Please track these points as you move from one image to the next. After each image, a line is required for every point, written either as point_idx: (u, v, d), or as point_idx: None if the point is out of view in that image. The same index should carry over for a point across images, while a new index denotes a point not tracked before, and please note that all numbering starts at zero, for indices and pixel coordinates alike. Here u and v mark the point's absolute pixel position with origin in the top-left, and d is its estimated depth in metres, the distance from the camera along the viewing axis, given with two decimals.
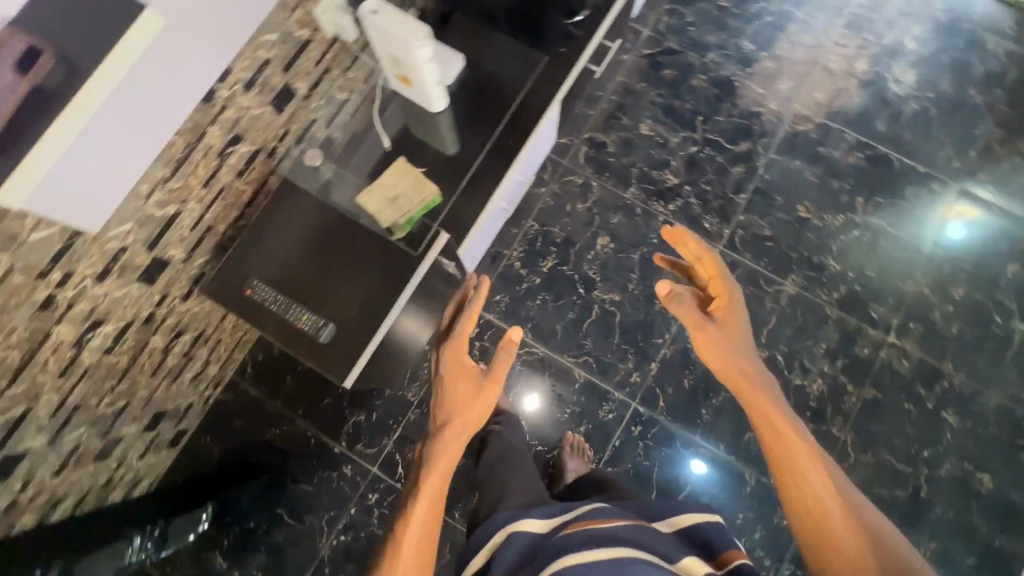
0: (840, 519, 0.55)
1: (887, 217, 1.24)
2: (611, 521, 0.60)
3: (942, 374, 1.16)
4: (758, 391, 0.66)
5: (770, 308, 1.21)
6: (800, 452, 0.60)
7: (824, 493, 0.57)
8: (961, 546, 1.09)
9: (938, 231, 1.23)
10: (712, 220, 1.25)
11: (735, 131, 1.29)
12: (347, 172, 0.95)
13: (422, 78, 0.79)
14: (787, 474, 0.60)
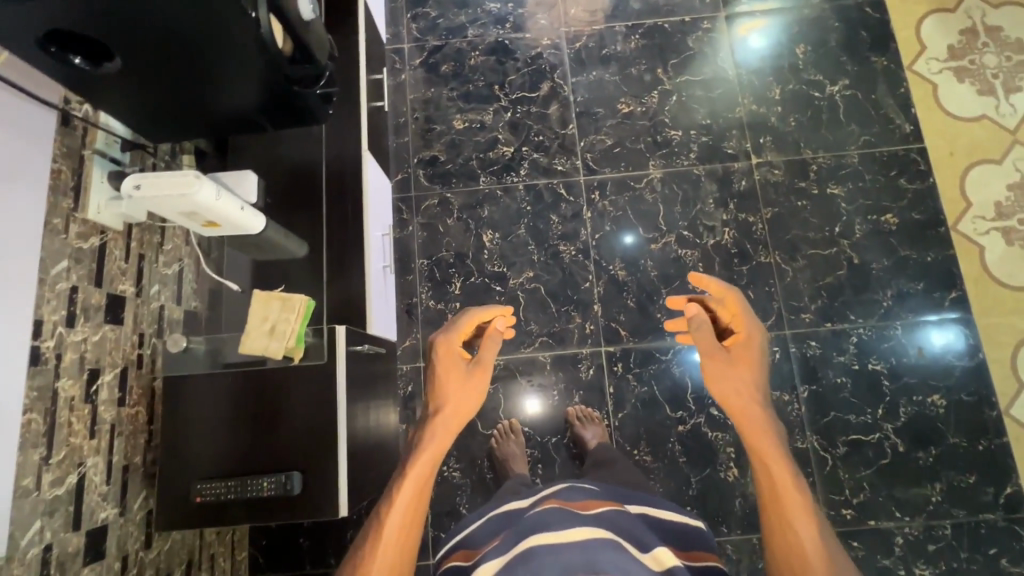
0: (814, 553, 0.46)
1: (688, 70, 1.35)
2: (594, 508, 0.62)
3: (807, 162, 1.28)
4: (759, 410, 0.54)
5: (652, 198, 1.28)
6: (787, 477, 0.50)
7: (799, 515, 0.48)
8: (908, 280, 1.21)
9: (731, 57, 1.35)
10: (561, 160, 1.31)
11: (530, 79, 1.36)
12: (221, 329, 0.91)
13: (222, 215, 0.77)
14: (778, 502, 0.48)
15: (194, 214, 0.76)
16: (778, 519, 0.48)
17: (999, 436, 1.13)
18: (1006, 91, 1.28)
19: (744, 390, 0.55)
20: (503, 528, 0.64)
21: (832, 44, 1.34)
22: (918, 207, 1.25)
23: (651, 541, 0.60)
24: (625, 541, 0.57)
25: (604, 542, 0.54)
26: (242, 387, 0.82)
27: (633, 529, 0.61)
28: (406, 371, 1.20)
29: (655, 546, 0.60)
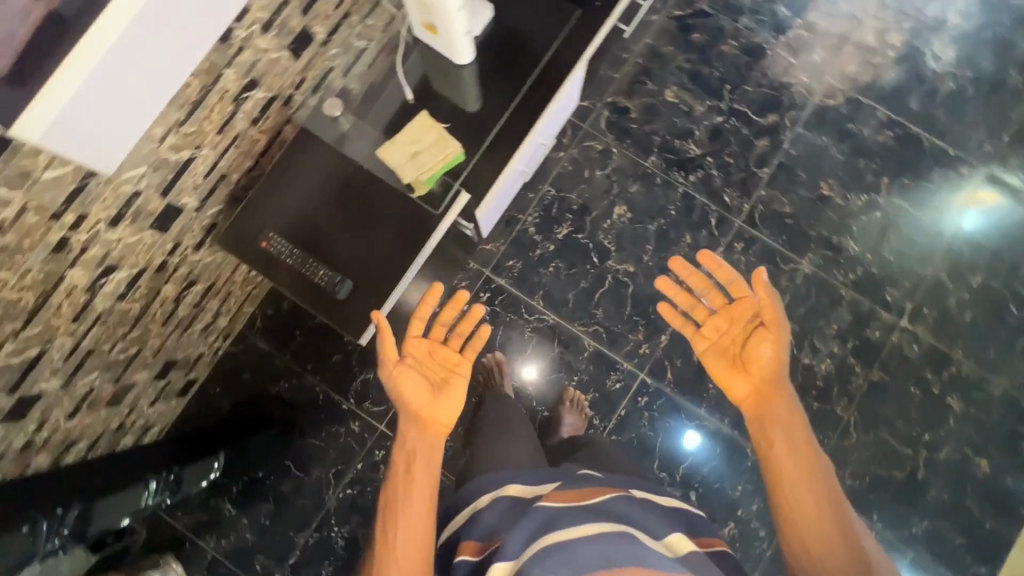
0: (827, 529, 0.60)
1: (911, 199, 1.22)
2: (597, 495, 0.63)
3: (950, 360, 1.16)
4: (788, 411, 0.68)
5: (784, 286, 1.19)
6: (821, 489, 0.62)
7: (827, 540, 0.59)
8: (953, 528, 1.12)
9: (960, 217, 1.21)
10: (733, 194, 1.22)
11: (762, 102, 1.25)
12: (366, 124, 0.91)
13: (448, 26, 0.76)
14: (795, 482, 0.62)
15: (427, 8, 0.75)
16: (798, 527, 0.61)
17: None
18: None
19: (788, 416, 0.68)
20: (512, 517, 0.64)
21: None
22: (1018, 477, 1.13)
23: (661, 528, 0.61)
24: (638, 532, 0.58)
25: (620, 536, 0.55)
26: (353, 184, 0.84)
27: (646, 521, 0.61)
28: (471, 269, 1.20)
29: (666, 534, 0.61)
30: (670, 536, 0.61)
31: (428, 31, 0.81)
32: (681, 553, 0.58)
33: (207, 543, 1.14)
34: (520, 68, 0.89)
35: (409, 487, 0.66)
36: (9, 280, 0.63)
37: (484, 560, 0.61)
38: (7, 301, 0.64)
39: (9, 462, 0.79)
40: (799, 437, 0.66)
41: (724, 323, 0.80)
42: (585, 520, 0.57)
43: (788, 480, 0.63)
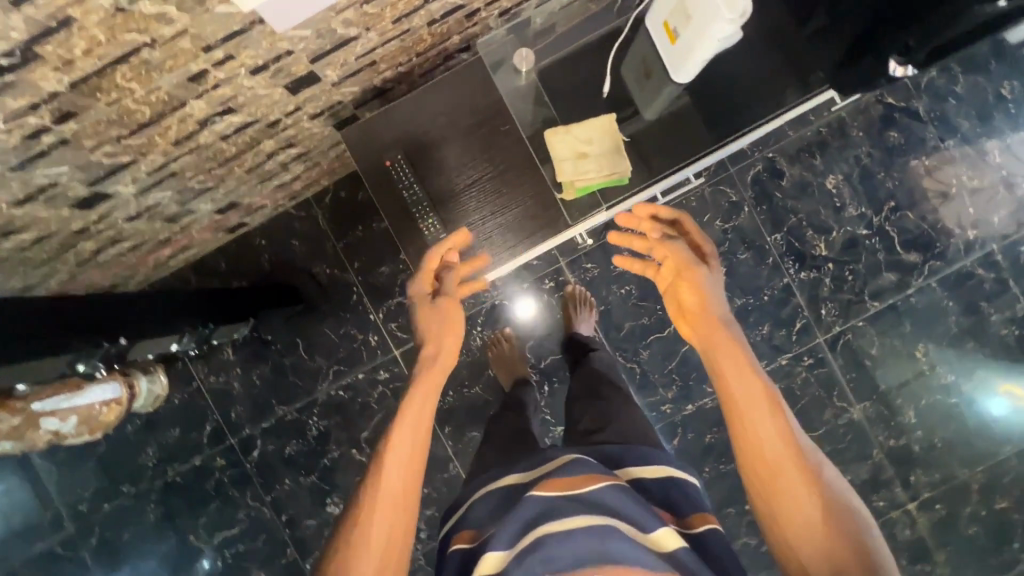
0: (780, 451, 0.53)
1: (989, 401, 1.15)
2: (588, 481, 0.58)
3: (929, 557, 1.16)
4: (722, 346, 0.61)
5: (825, 418, 1.16)
6: (759, 409, 0.55)
7: (796, 490, 0.51)
8: None
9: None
10: (830, 310, 1.15)
11: (915, 237, 1.14)
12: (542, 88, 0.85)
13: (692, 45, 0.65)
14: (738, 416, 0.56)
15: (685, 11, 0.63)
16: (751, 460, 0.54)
17: None
18: None
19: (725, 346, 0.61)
20: (503, 511, 0.61)
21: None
22: None
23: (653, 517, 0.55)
24: (625, 523, 0.53)
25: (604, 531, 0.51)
26: (500, 150, 0.82)
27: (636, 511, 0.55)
28: (549, 253, 1.15)
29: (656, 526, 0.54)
30: (661, 530, 0.54)
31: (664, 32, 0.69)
32: (673, 549, 0.52)
33: (197, 371, 1.16)
34: (720, 121, 0.83)
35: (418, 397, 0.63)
36: (136, 91, 0.57)
37: (478, 549, 0.58)
38: (124, 109, 0.59)
39: (62, 237, 0.79)
40: (735, 366, 0.59)
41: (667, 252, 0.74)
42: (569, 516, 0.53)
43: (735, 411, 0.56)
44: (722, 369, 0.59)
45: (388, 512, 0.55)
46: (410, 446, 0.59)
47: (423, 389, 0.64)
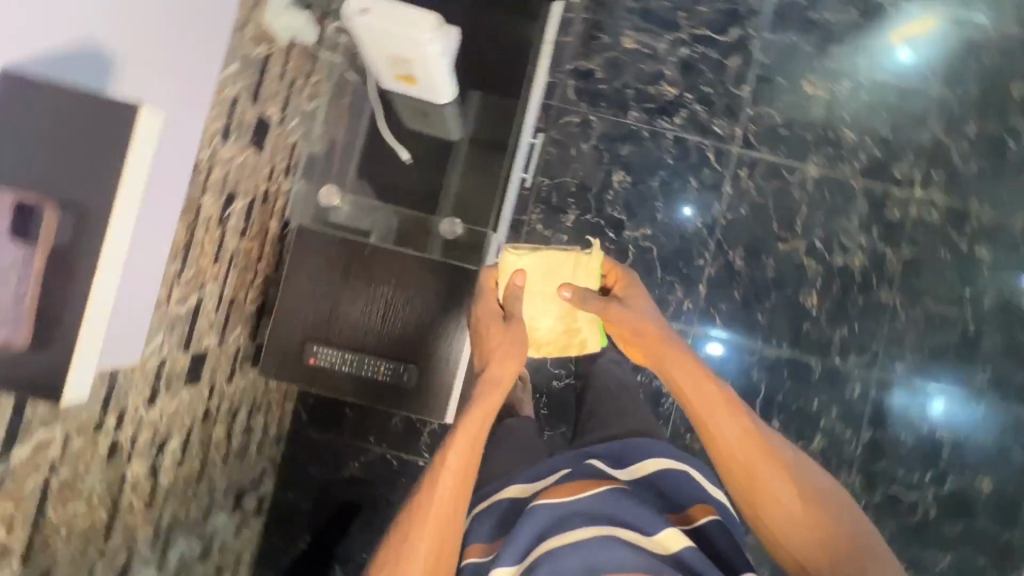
0: (793, 498, 0.61)
1: (897, 73, 1.19)
2: (589, 490, 0.61)
3: (969, 214, 1.19)
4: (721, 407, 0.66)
5: (798, 195, 1.18)
6: (751, 457, 0.63)
7: (789, 498, 0.61)
8: (1011, 362, 1.18)
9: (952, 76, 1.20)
10: (722, 122, 1.19)
11: (721, 19, 1.19)
12: (367, 199, 0.87)
13: (430, 77, 0.76)
14: (737, 457, 0.64)
15: (403, 59, 0.73)
16: (765, 498, 0.62)
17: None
18: None
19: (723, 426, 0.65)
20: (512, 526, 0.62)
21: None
22: None
23: (654, 521, 0.59)
24: (626, 529, 0.57)
25: (595, 542, 0.54)
26: (386, 256, 0.80)
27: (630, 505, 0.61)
28: None
29: (658, 530, 0.59)
30: (662, 530, 0.58)
31: (405, 81, 0.80)
32: (679, 554, 0.56)
33: None
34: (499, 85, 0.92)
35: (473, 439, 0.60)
36: (79, 510, 0.57)
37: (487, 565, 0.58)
38: (82, 531, 0.59)
39: None
40: (716, 404, 0.66)
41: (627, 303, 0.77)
42: (580, 526, 0.56)
43: (741, 454, 0.64)
44: (723, 441, 0.65)
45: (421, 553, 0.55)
46: (463, 475, 0.59)
47: (478, 428, 0.61)
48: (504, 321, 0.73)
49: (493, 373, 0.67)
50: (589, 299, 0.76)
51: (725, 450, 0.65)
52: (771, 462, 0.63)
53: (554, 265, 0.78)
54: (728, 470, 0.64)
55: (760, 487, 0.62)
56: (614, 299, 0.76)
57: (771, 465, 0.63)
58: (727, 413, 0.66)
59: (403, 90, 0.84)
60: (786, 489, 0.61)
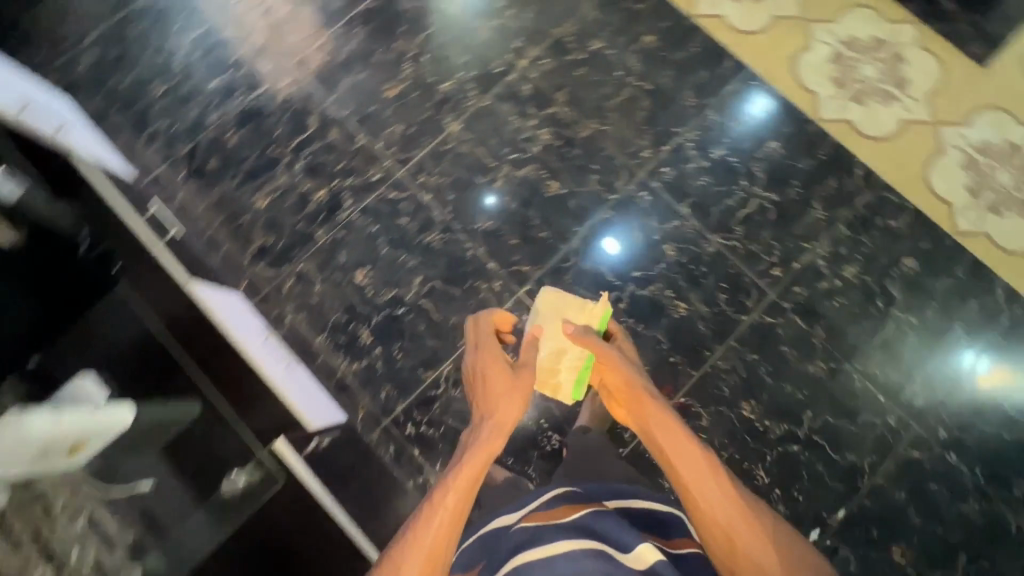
0: (744, 525, 0.78)
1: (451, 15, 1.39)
2: (575, 513, 0.82)
3: (561, 38, 1.37)
4: (706, 476, 0.83)
5: (466, 148, 1.31)
6: (728, 510, 0.79)
7: (748, 534, 0.77)
8: (691, 73, 1.35)
9: None
10: (372, 170, 1.30)
11: (296, 123, 1.33)
12: (187, 534, 1.02)
13: (96, 427, 0.91)
14: (705, 499, 0.81)
15: (71, 445, 0.87)
16: (725, 532, 0.78)
17: (828, 139, 1.31)
18: None
19: (708, 492, 0.81)
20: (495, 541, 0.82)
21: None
22: (661, 14, 1.38)
23: (632, 537, 0.76)
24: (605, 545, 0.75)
25: (568, 554, 0.71)
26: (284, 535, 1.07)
27: (615, 530, 0.78)
28: (379, 436, 1.18)
29: (635, 542, 0.75)
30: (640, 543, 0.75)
31: (75, 455, 0.89)
32: (651, 563, 0.72)
33: None
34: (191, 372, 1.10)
35: (481, 457, 0.84)
36: None
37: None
38: None
39: None
40: (696, 474, 0.83)
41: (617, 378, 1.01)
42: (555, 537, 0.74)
43: (701, 494, 0.81)
44: (702, 500, 0.81)
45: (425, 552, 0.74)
46: (458, 504, 0.78)
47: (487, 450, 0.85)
48: (512, 369, 0.97)
49: (502, 416, 0.90)
50: (595, 339, 1.04)
51: (696, 498, 0.82)
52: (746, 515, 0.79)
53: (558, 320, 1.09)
54: (709, 535, 0.79)
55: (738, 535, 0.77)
56: (604, 355, 1.03)
57: (748, 526, 0.78)
58: (705, 478, 0.83)
59: (78, 462, 0.91)
60: (760, 545, 0.77)
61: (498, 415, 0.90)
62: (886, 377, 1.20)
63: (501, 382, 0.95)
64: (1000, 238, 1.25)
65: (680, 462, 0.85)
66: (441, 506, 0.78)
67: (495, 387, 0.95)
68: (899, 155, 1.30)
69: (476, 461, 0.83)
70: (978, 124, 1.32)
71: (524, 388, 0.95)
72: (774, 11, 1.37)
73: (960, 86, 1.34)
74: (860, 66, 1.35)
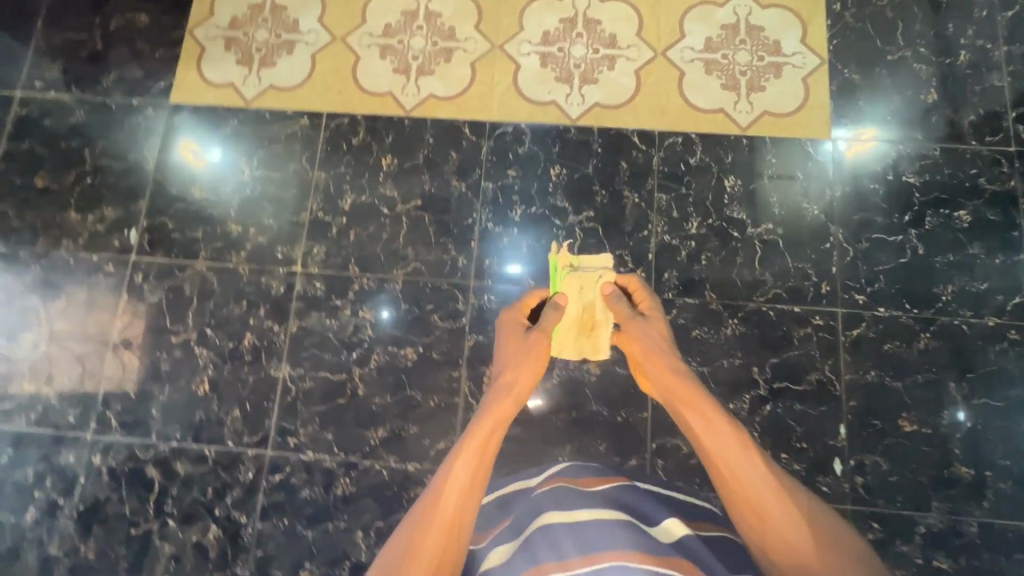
0: (772, 497, 0.82)
1: (219, 206, 1.30)
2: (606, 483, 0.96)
3: (315, 218, 1.29)
4: (741, 456, 0.84)
5: (309, 382, 1.20)
6: (761, 486, 0.83)
7: (778, 509, 0.82)
8: (444, 163, 1.30)
9: (216, 150, 1.33)
10: (241, 472, 1.17)
11: (137, 487, 1.17)
12: None
13: None
14: (732, 473, 0.85)
15: None
16: (756, 506, 0.82)
17: (592, 132, 1.30)
18: (295, 32, 1.40)
19: (740, 468, 0.84)
20: (507, 509, 0.96)
21: (198, 125, 1.35)
22: (381, 133, 1.32)
23: (659, 513, 0.91)
24: (637, 519, 0.89)
25: (600, 522, 0.86)
26: None
27: (642, 506, 0.92)
28: None
29: (665, 518, 0.89)
30: (667, 519, 0.88)
31: None
32: (679, 535, 0.86)
33: None
34: None
35: (490, 432, 0.87)
36: None
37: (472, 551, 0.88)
38: None
39: None
40: (729, 448, 0.85)
41: (647, 335, 0.99)
42: (582, 506, 0.90)
43: (728, 465, 0.85)
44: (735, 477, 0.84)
45: (446, 527, 0.79)
46: (471, 477, 0.83)
47: (491, 433, 0.88)
48: (527, 331, 1.00)
49: (522, 379, 0.95)
50: (623, 308, 1.02)
51: (727, 468, 0.85)
52: (774, 489, 0.82)
53: (587, 282, 1.04)
54: (741, 511, 0.83)
55: (770, 512, 0.81)
56: (632, 316, 1.01)
57: (780, 502, 0.82)
58: (737, 454, 0.85)
59: None
60: (791, 516, 0.81)
61: (510, 384, 0.94)
62: (787, 288, 1.20)
63: (512, 354, 0.98)
64: (777, 108, 1.30)
65: (708, 434, 0.87)
66: (459, 476, 0.83)
67: (507, 356, 0.98)
68: (655, 101, 1.31)
69: (490, 442, 0.86)
70: (692, 28, 1.35)
71: (540, 352, 0.98)
72: (469, 60, 1.35)
73: (655, 9, 1.36)
74: (570, 50, 1.35)
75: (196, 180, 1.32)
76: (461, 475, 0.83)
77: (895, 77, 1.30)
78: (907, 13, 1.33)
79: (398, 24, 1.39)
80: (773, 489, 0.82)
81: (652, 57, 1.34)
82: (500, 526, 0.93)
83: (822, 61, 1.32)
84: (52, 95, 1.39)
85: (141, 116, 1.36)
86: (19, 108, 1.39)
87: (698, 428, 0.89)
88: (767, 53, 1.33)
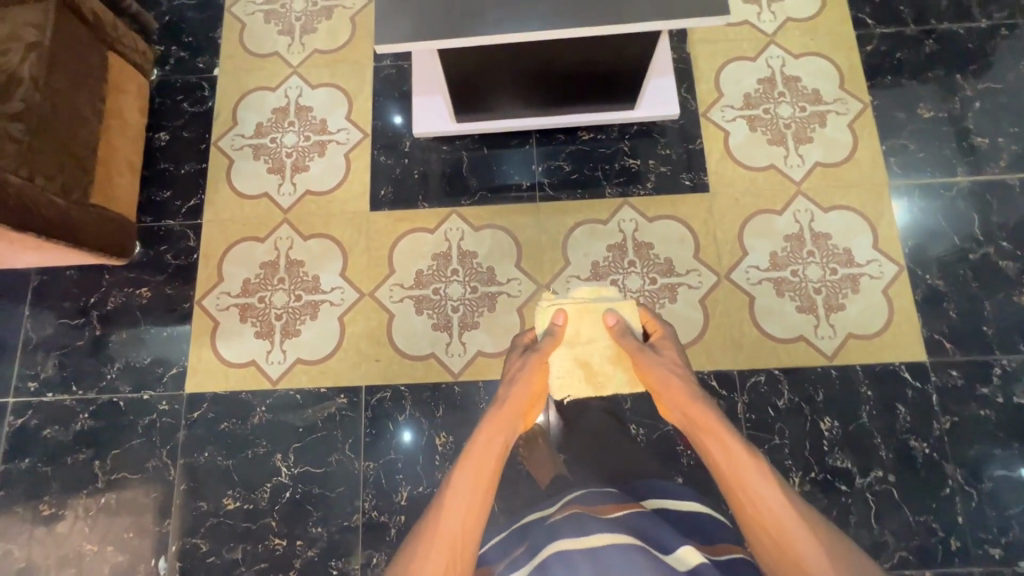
0: (796, 532, 0.75)
1: (249, 473, 1.17)
2: (622, 512, 0.86)
3: (368, 520, 1.13)
4: (763, 486, 0.77)
5: None
6: (785, 515, 0.76)
7: (804, 541, 0.74)
8: None
9: (237, 398, 1.21)
10: None
11: None
12: None
13: None
14: (752, 502, 0.77)
15: None
16: (779, 544, 0.75)
17: None
18: (316, 291, 1.26)
19: (764, 499, 0.77)
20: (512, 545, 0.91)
21: (216, 376, 1.22)
22: (430, 406, 1.18)
23: (672, 541, 0.81)
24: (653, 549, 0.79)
25: (611, 545, 0.77)
26: None
27: (656, 530, 0.83)
28: None
29: (678, 545, 0.80)
30: (681, 547, 0.80)
31: None
32: (693, 565, 0.77)
33: None
34: None
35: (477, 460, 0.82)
36: None
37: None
38: None
39: None
40: (750, 476, 0.78)
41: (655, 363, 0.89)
42: (599, 531, 0.80)
43: (748, 492, 0.77)
44: (759, 507, 0.77)
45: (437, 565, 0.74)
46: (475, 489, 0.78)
47: (500, 437, 0.85)
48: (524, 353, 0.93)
49: (514, 397, 0.90)
50: (629, 344, 0.90)
51: (743, 500, 0.78)
52: (797, 521, 0.76)
53: (587, 312, 0.93)
54: (759, 537, 0.77)
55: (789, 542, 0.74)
56: (639, 349, 0.90)
57: (802, 533, 0.75)
58: (759, 480, 0.77)
59: None
60: (817, 550, 0.73)
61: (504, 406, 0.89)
62: (913, 548, 1.07)
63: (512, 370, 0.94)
64: (863, 329, 1.18)
65: (729, 461, 0.80)
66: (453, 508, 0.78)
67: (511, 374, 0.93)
68: (728, 334, 1.19)
69: (481, 465, 0.81)
70: (753, 243, 1.23)
71: (532, 371, 0.92)
72: (516, 307, 1.22)
73: (709, 225, 1.25)
74: (624, 283, 1.23)
75: (218, 439, 1.19)
76: (461, 490, 0.78)
77: (983, 279, 1.19)
78: (981, 201, 1.23)
79: (430, 271, 1.26)
80: (795, 519, 0.76)
81: (716, 282, 1.22)
82: (513, 555, 0.88)
83: (901, 267, 1.21)
84: (50, 399, 1.23)
85: (156, 412, 1.21)
86: (13, 418, 1.22)
87: (718, 457, 0.81)
88: (840, 265, 1.21)
